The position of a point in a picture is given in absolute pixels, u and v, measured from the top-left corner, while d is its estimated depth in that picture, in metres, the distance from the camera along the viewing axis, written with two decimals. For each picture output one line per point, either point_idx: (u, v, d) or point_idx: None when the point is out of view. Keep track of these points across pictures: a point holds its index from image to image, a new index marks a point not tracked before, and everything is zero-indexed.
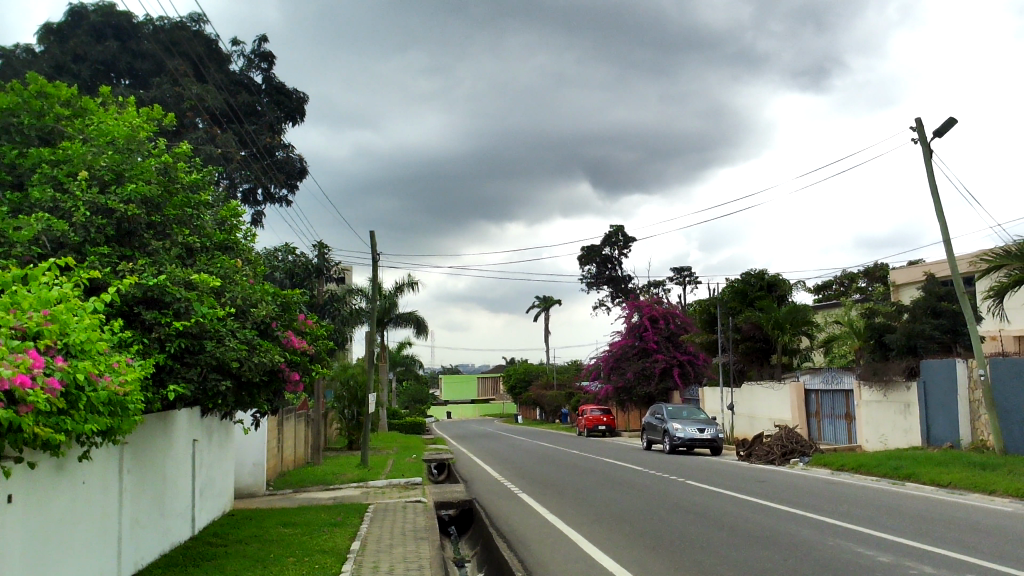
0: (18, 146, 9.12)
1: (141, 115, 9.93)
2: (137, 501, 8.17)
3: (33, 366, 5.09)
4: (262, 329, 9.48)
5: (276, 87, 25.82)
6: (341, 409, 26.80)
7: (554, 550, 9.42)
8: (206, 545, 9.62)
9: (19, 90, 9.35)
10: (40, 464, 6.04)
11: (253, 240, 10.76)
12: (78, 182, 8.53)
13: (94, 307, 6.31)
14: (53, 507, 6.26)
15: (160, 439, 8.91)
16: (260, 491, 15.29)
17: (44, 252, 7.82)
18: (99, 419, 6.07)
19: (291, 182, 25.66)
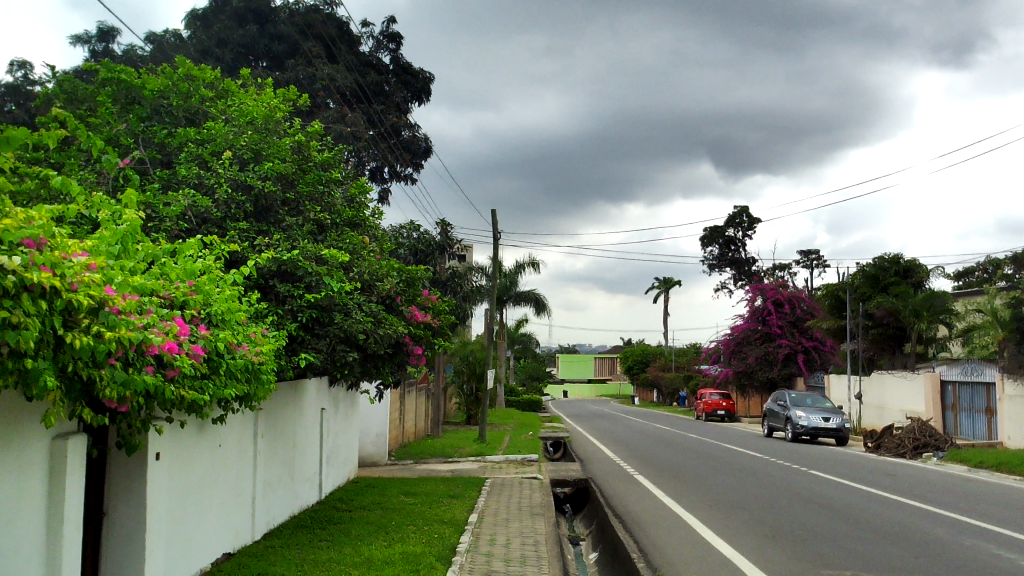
0: (168, 127, 9.68)
1: (278, 96, 10.26)
2: (270, 465, 8.62)
3: (180, 333, 5.43)
4: (388, 303, 9.75)
5: (404, 68, 26.18)
6: (460, 384, 27.38)
7: (670, 532, 9.37)
8: (332, 510, 10.03)
9: (169, 73, 9.86)
10: (186, 426, 6.49)
11: (380, 217, 10.98)
12: (220, 160, 9.02)
13: (234, 279, 6.66)
14: (195, 466, 6.70)
15: (292, 408, 9.36)
16: (382, 461, 15.83)
17: (190, 227, 8.36)
18: (237, 386, 6.41)
19: (416, 161, 26.17)
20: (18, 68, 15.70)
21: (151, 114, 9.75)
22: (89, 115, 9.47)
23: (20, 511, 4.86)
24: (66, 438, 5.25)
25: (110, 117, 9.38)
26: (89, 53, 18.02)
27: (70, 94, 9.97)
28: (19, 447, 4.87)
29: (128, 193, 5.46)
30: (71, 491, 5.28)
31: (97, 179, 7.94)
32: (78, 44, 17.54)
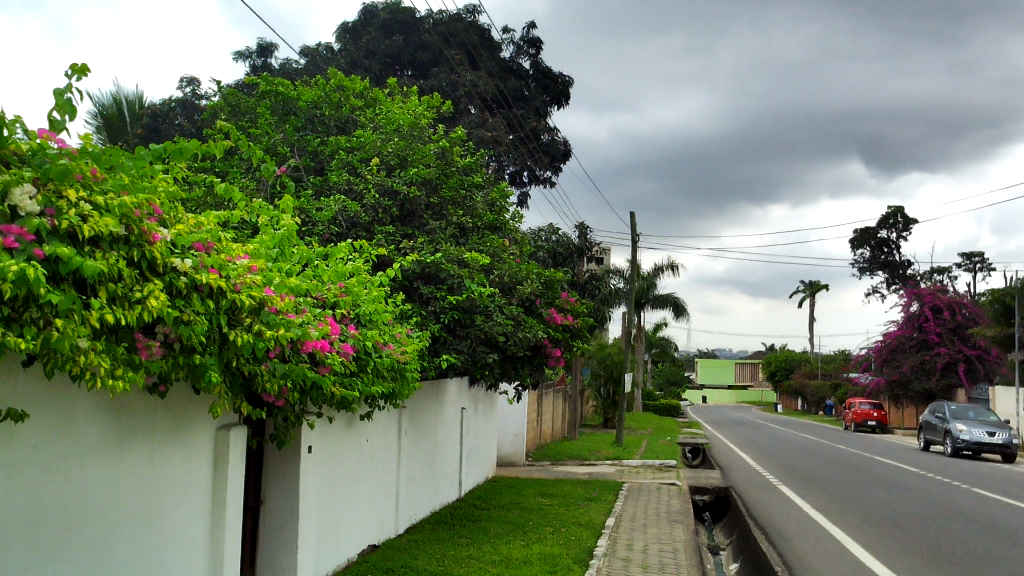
0: (321, 136, 10.17)
1: (423, 103, 10.54)
2: (413, 462, 8.89)
3: (331, 333, 5.68)
4: (527, 305, 9.85)
5: (543, 72, 25.94)
6: (597, 387, 27.32)
7: (816, 547, 9.00)
8: (471, 507, 10.24)
9: (322, 85, 10.35)
10: (336, 421, 6.79)
11: (520, 220, 11.09)
12: (368, 167, 9.42)
13: (381, 281, 6.92)
14: (344, 460, 7.01)
15: (433, 406, 9.61)
16: (520, 461, 16.03)
17: (340, 231, 8.80)
18: (383, 384, 6.65)
19: (556, 164, 26.26)
20: (187, 85, 16.88)
21: (305, 124, 10.28)
22: (251, 127, 10.22)
23: (188, 495, 5.24)
24: (229, 429, 5.62)
25: (268, 127, 10.08)
26: (250, 67, 19.17)
27: (234, 106, 10.67)
28: (188, 436, 5.24)
29: (285, 199, 5.77)
30: (233, 479, 5.64)
31: (257, 186, 8.52)
32: (240, 59, 18.69)
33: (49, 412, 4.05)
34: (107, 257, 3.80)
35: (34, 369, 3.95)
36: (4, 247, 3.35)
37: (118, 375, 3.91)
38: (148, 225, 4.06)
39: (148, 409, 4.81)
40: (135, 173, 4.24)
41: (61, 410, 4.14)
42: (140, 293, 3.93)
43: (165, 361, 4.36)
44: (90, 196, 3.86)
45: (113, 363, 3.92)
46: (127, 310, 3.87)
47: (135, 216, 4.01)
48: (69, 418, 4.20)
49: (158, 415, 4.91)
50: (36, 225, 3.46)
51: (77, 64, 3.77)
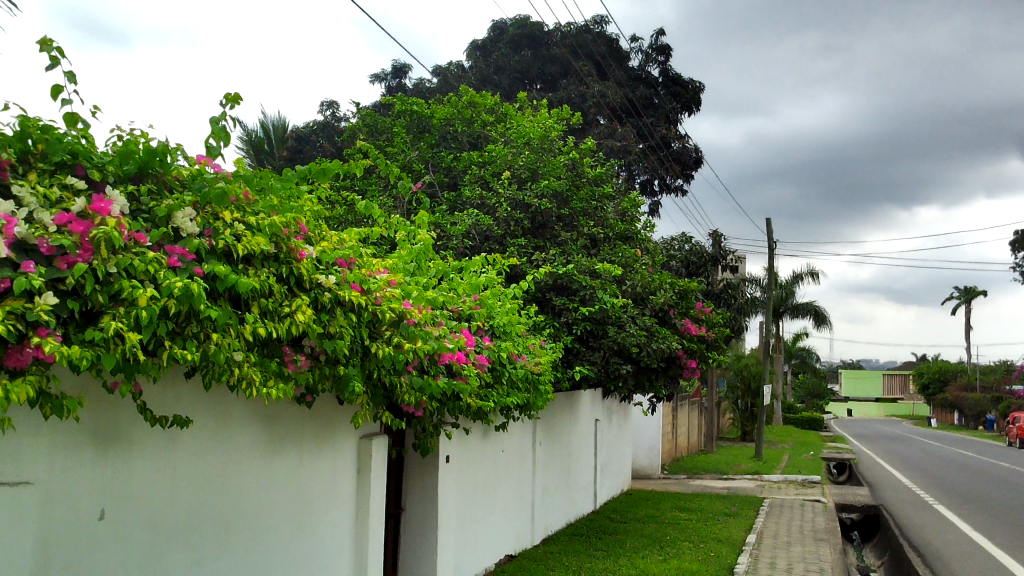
0: (454, 151, 10.41)
1: (553, 115, 10.61)
2: (548, 473, 8.91)
3: (467, 344, 5.79)
4: (661, 316, 9.70)
5: (672, 79, 25.42)
6: (734, 400, 26.57)
7: (979, 571, 8.38)
8: (606, 520, 10.15)
9: (455, 102, 10.60)
10: (472, 432, 6.90)
11: (652, 230, 10.95)
12: (501, 180, 9.56)
13: (515, 293, 7.00)
14: (480, 470, 7.11)
15: (567, 418, 9.61)
16: (655, 474, 15.78)
17: (474, 245, 8.99)
18: (519, 395, 6.71)
19: (687, 172, 25.66)
20: (327, 108, 17.65)
21: (439, 141, 10.55)
22: (388, 146, 10.59)
23: (334, 501, 5.46)
24: (371, 438, 5.80)
25: (404, 146, 10.44)
26: (385, 87, 19.86)
27: (371, 127, 11.07)
28: (334, 444, 5.46)
29: (421, 215, 5.92)
30: (375, 487, 5.82)
31: (395, 203, 8.85)
32: (376, 81, 19.40)
33: (208, 419, 4.32)
34: (258, 274, 4.02)
35: (194, 378, 4.23)
36: (168, 266, 3.60)
37: (270, 386, 4.12)
38: (295, 243, 4.26)
39: (297, 418, 5.04)
40: (284, 194, 4.45)
41: (218, 417, 4.40)
42: (288, 308, 4.13)
43: (312, 373, 4.56)
44: (243, 216, 4.10)
45: (265, 375, 4.13)
46: (277, 324, 4.07)
47: (283, 235, 4.21)
48: (225, 424, 4.45)
49: (305, 424, 5.14)
50: (195, 245, 3.70)
51: (231, 93, 4.03)
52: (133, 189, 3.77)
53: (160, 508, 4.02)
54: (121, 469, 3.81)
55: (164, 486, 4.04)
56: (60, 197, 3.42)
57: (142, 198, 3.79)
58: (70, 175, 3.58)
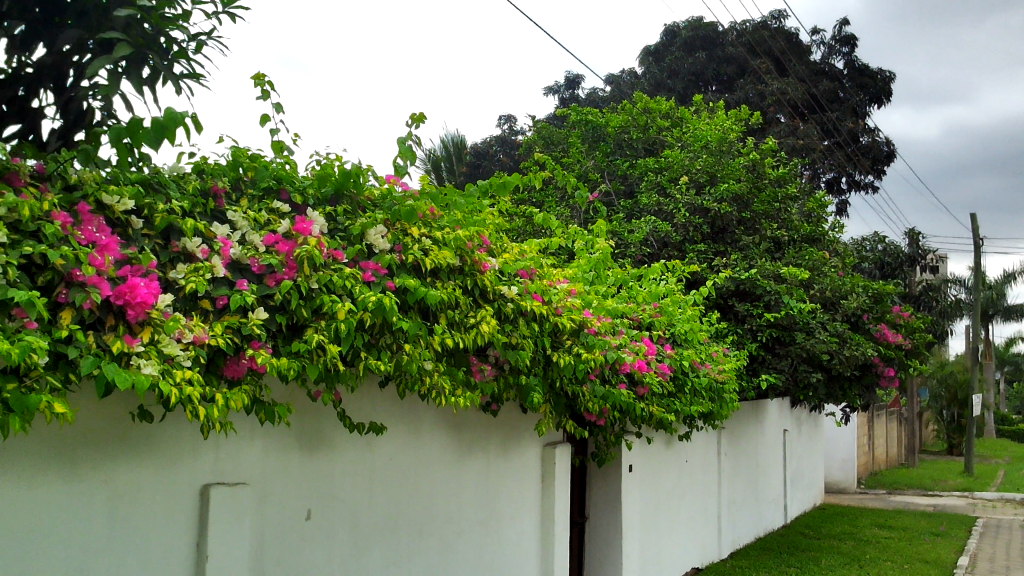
0: (629, 159, 10.34)
1: (731, 116, 10.26)
2: (734, 484, 8.65)
3: (648, 353, 5.72)
4: (853, 321, 9.16)
5: (861, 69, 21.44)
6: (939, 410, 24.62)
7: None
8: (799, 535, 9.71)
9: (629, 109, 10.51)
10: (655, 441, 6.82)
11: (842, 230, 10.37)
12: (678, 186, 9.42)
13: (696, 300, 6.84)
14: (664, 478, 7.01)
15: (754, 427, 9.29)
16: (851, 488, 14.93)
17: (652, 252, 9.02)
18: (703, 404, 6.56)
19: (879, 168, 21.45)
20: (504, 121, 17.97)
21: (614, 149, 10.52)
22: (564, 157, 10.69)
23: (521, 507, 5.55)
24: (554, 446, 5.86)
25: (580, 155, 10.53)
26: (558, 100, 20.09)
27: (547, 139, 11.20)
28: (519, 451, 5.56)
29: (599, 224, 5.90)
30: (560, 494, 5.86)
31: (572, 213, 8.97)
32: (550, 94, 19.60)
33: (401, 425, 4.52)
34: (445, 286, 4.17)
35: (388, 387, 4.44)
36: (363, 281, 3.80)
37: (458, 394, 4.26)
38: (479, 255, 4.38)
39: (484, 425, 5.19)
40: (468, 209, 4.60)
41: (410, 424, 4.59)
42: (473, 319, 4.25)
43: (496, 382, 4.66)
44: (430, 231, 4.27)
45: (453, 384, 4.27)
46: (464, 335, 4.20)
47: (468, 248, 4.35)
48: (418, 430, 4.65)
49: (492, 431, 5.27)
50: (387, 260, 3.90)
51: (416, 113, 4.19)
52: (330, 209, 4.01)
53: (360, 509, 4.24)
54: (324, 471, 4.06)
55: (363, 489, 4.27)
56: (268, 220, 3.71)
57: (339, 218, 4.03)
58: (276, 199, 3.86)
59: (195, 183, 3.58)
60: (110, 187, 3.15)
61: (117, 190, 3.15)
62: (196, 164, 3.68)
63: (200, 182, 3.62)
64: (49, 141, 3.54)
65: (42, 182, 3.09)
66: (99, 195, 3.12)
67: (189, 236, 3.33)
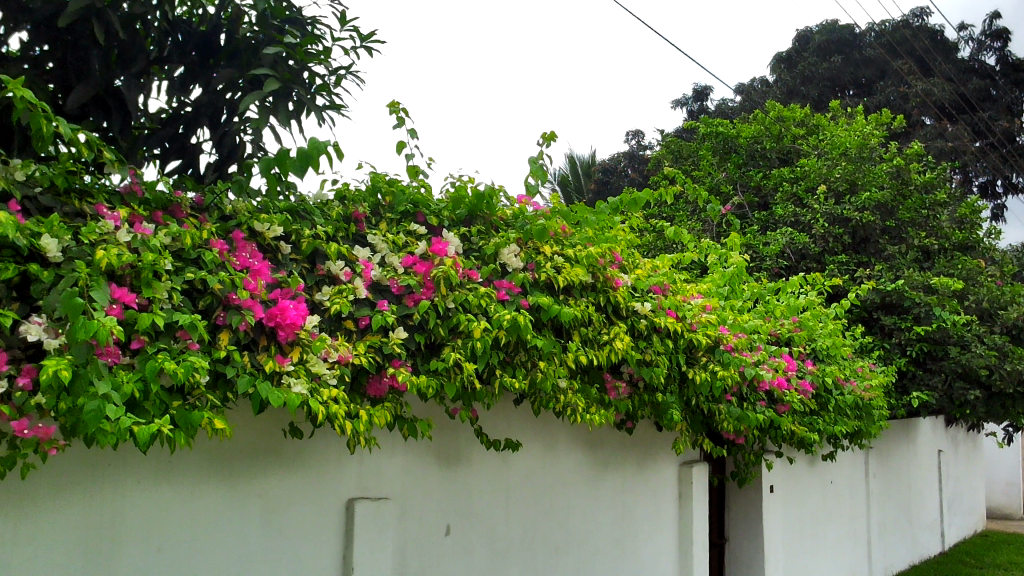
0: (763, 170, 10.08)
1: (872, 121, 9.81)
2: (885, 508, 8.20)
3: (788, 369, 5.52)
4: (1014, 333, 8.36)
5: (1016, 65, 19.94)
6: None
7: None
8: (958, 564, 9.09)
9: (762, 118, 10.23)
10: (797, 460, 6.56)
11: (999, 237, 9.71)
12: (816, 196, 9.13)
13: (838, 313, 6.57)
14: (808, 500, 6.73)
15: (905, 447, 8.79)
16: (1016, 514, 13.87)
17: (789, 264, 8.83)
18: (848, 423, 6.26)
19: None
20: (632, 138, 17.81)
21: (747, 160, 10.29)
22: (694, 170, 10.56)
23: (657, 525, 5.45)
24: (691, 465, 5.73)
25: (710, 168, 10.40)
26: (687, 113, 19.84)
27: (676, 153, 11.08)
28: (655, 469, 5.47)
29: (733, 237, 5.75)
30: (698, 514, 5.72)
31: (704, 227, 8.85)
32: (678, 107, 19.33)
33: (536, 442, 4.55)
34: (578, 303, 4.16)
35: (523, 405, 4.47)
36: (498, 300, 3.86)
37: (593, 412, 4.25)
38: (612, 272, 4.36)
39: (618, 442, 5.13)
40: (600, 226, 4.60)
41: (545, 441, 4.61)
42: (607, 335, 4.23)
43: (631, 400, 4.61)
44: (562, 249, 4.29)
45: (588, 401, 4.26)
46: (598, 351, 4.19)
47: (600, 264, 4.33)
48: (552, 447, 4.65)
49: (627, 449, 5.21)
50: (520, 278, 3.94)
51: (546, 132, 4.22)
52: (464, 230, 4.09)
53: (497, 526, 4.28)
54: (461, 487, 4.12)
55: (499, 505, 4.30)
56: (405, 242, 3.82)
57: (473, 238, 4.11)
58: (412, 222, 3.97)
59: (338, 209, 3.74)
60: (260, 216, 3.33)
61: (267, 218, 3.34)
62: (338, 192, 3.85)
63: (343, 209, 3.77)
64: (206, 174, 3.79)
65: (201, 213, 3.31)
66: (251, 223, 3.31)
67: (333, 260, 3.48)
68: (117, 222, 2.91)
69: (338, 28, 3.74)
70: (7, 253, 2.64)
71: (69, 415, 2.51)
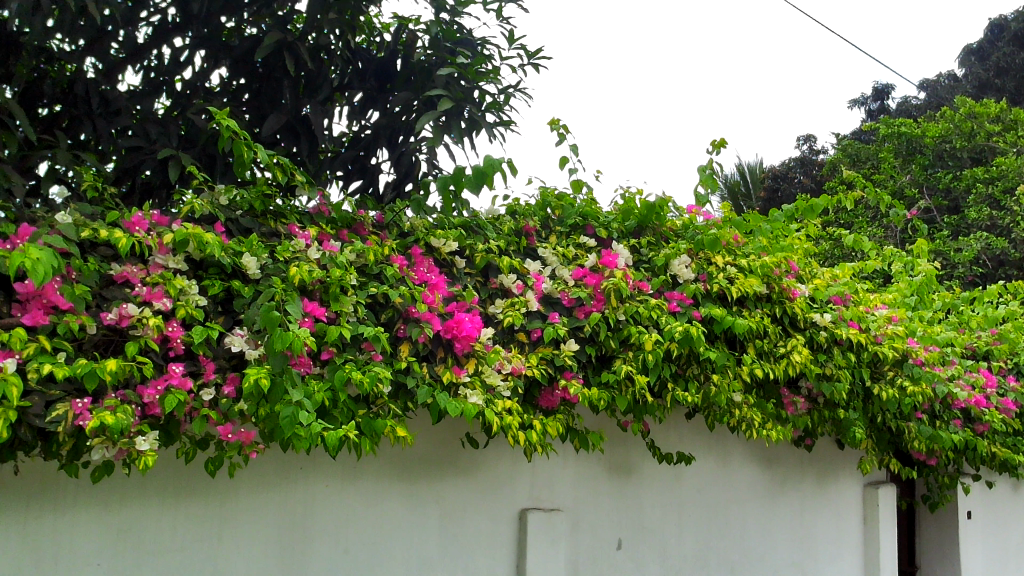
0: (953, 171, 9.41)
1: None
2: None
3: (986, 386, 5.09)
4: None
5: None
6: None
7: None
8: None
9: (951, 115, 9.51)
10: (998, 485, 6.03)
11: None
12: (1015, 198, 8.41)
13: None
14: (1012, 529, 6.18)
15: None
16: None
17: (984, 272, 8.25)
18: None
19: None
20: (804, 142, 17.07)
21: (935, 161, 9.64)
22: (875, 174, 10.01)
23: (840, 549, 5.16)
24: (877, 486, 5.39)
25: (892, 171, 9.88)
26: (865, 113, 18.84)
27: (854, 156, 10.54)
28: (838, 489, 5.19)
29: (921, 243, 5.37)
30: (886, 539, 5.37)
31: (887, 234, 8.40)
32: (855, 108, 18.33)
33: (709, 457, 4.43)
34: (753, 315, 4.03)
35: (696, 419, 4.37)
36: (669, 312, 3.80)
37: (770, 428, 4.09)
38: (788, 282, 4.19)
39: (796, 460, 4.91)
40: (774, 235, 4.43)
41: (719, 456, 4.49)
42: (784, 348, 4.07)
43: (810, 416, 4.41)
44: (735, 259, 4.17)
45: (764, 416, 4.11)
46: (774, 365, 4.04)
47: (775, 275, 4.17)
48: (727, 463, 4.52)
49: (807, 467, 4.98)
50: (692, 289, 3.86)
51: (715, 138, 4.11)
52: (634, 241, 4.06)
53: (670, 542, 4.20)
54: (633, 500, 4.08)
55: (672, 521, 4.23)
56: (575, 254, 3.84)
57: (642, 249, 4.06)
58: (582, 234, 3.98)
59: (509, 223, 3.82)
60: (437, 232, 3.45)
61: (443, 233, 3.46)
62: (510, 207, 3.93)
63: (514, 223, 3.85)
64: (386, 193, 3.98)
65: (382, 230, 3.47)
66: (428, 239, 3.44)
67: (505, 273, 3.55)
68: (308, 241, 3.10)
69: (506, 47, 3.83)
70: (213, 271, 2.88)
71: (268, 421, 2.69)
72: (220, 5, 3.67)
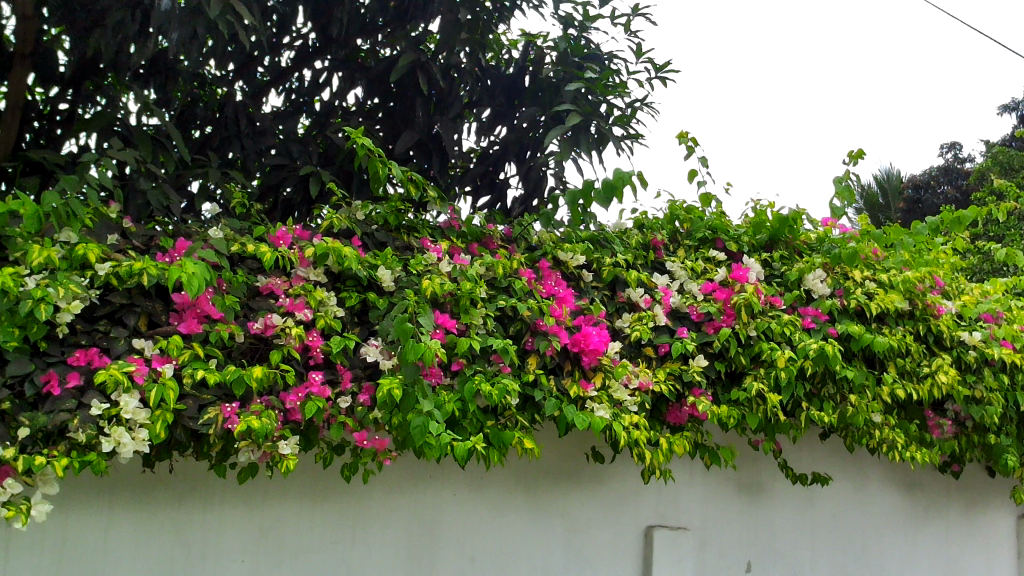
0: None
1: None
2: None
3: None
4: None
5: None
6: None
7: None
8: None
9: None
10: None
11: None
12: None
13: None
14: None
15: None
16: None
17: None
18: None
19: None
20: (948, 150, 16.14)
21: None
22: None
23: None
24: None
25: None
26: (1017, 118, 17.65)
27: (1005, 164, 9.89)
28: (988, 518, 4.85)
29: None
30: None
31: None
32: (1005, 113, 17.20)
33: (845, 480, 4.25)
34: (894, 333, 3.84)
35: (831, 440, 4.20)
36: (803, 328, 3.68)
37: (914, 451, 3.88)
38: (933, 299, 3.97)
39: (942, 486, 4.63)
40: (917, 249, 4.22)
41: (856, 479, 4.29)
42: (928, 368, 3.86)
43: (957, 440, 4.16)
44: (874, 274, 3.99)
45: (907, 439, 3.90)
46: (918, 386, 3.84)
47: (918, 290, 3.95)
48: (864, 486, 4.32)
49: (953, 494, 4.68)
50: (828, 305, 3.71)
51: (852, 149, 3.95)
52: (766, 255, 3.94)
53: (802, 566, 4.05)
54: (764, 522, 3.96)
55: (805, 545, 4.07)
56: (704, 268, 3.77)
57: (775, 264, 3.95)
58: (712, 248, 3.90)
59: (637, 237, 3.80)
60: (564, 245, 3.47)
61: (570, 247, 3.47)
62: (637, 220, 3.91)
63: (641, 237, 3.82)
64: (513, 207, 4.04)
65: (511, 244, 3.52)
66: (556, 253, 3.46)
67: (633, 287, 3.52)
68: (440, 254, 3.18)
69: (634, 60, 3.81)
70: (350, 283, 2.99)
71: (401, 429, 2.78)
72: (358, 29, 3.85)
